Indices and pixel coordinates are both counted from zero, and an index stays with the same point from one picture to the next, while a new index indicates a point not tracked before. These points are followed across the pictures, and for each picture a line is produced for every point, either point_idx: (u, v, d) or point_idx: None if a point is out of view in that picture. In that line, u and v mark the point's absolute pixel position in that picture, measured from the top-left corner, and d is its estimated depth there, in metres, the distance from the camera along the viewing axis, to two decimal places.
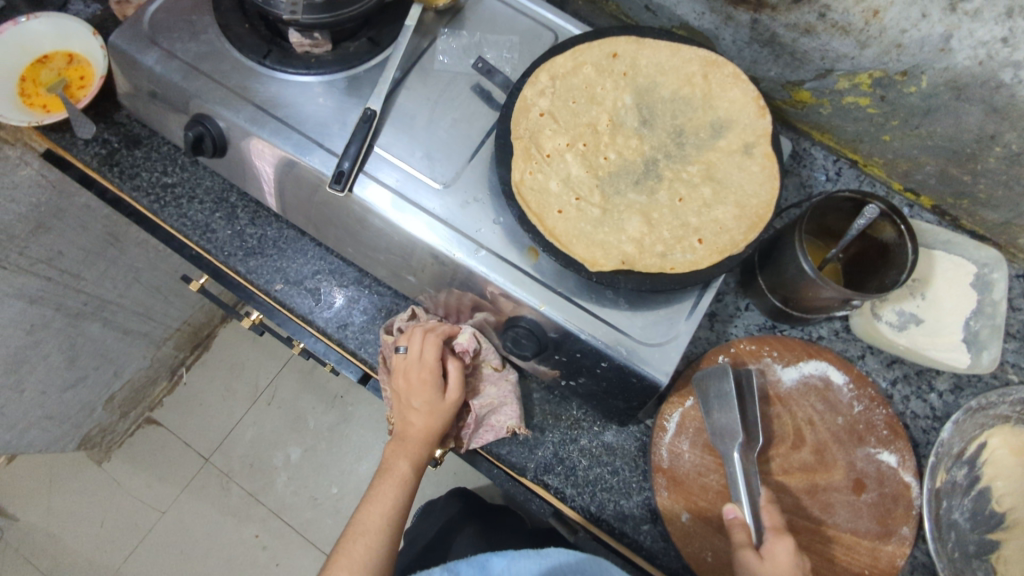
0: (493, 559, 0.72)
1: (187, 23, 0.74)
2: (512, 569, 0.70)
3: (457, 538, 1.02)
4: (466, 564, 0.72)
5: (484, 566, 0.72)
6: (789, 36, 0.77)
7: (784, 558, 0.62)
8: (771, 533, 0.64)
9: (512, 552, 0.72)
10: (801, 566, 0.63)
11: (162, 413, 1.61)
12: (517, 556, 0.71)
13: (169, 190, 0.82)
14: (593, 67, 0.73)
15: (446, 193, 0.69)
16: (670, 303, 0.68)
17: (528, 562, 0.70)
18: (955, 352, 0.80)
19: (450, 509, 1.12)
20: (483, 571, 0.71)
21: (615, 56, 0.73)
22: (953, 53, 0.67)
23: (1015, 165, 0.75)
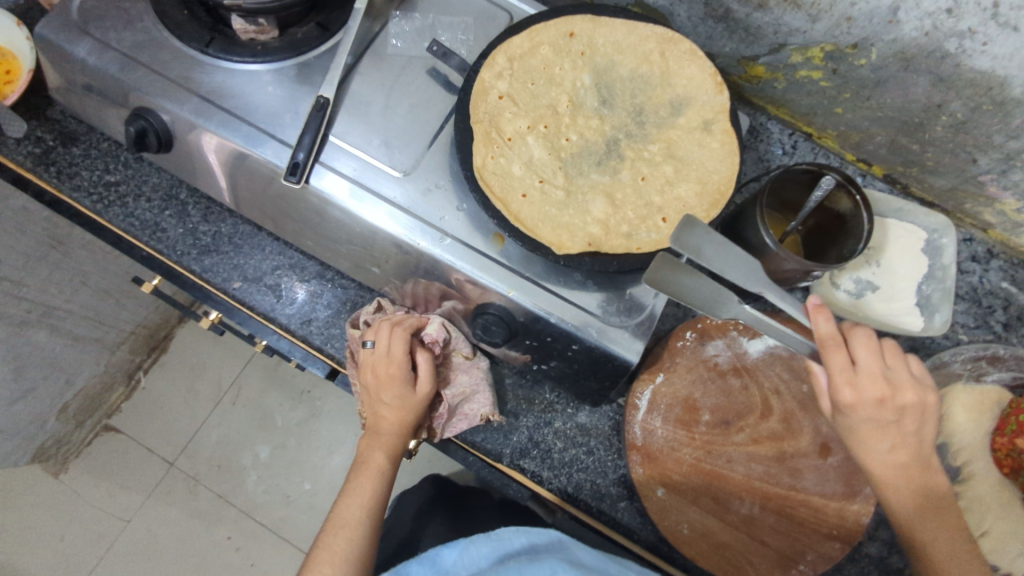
0: (444, 552, 0.71)
1: (121, 11, 0.70)
2: (466, 559, 0.69)
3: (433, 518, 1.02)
4: (416, 563, 0.71)
5: (436, 561, 0.71)
6: (742, 11, 0.77)
7: (858, 419, 0.63)
8: (835, 389, 0.62)
9: (464, 538, 0.72)
10: (886, 407, 0.62)
11: (121, 420, 1.55)
12: (468, 543, 0.71)
13: (112, 189, 0.78)
14: (550, 47, 0.71)
15: (406, 180, 0.68)
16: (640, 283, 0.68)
17: (483, 549, 0.70)
18: (910, 316, 0.83)
19: (423, 492, 1.12)
20: (436, 567, 0.70)
21: (573, 34, 0.72)
22: (901, 25, 0.68)
23: (961, 132, 0.77)
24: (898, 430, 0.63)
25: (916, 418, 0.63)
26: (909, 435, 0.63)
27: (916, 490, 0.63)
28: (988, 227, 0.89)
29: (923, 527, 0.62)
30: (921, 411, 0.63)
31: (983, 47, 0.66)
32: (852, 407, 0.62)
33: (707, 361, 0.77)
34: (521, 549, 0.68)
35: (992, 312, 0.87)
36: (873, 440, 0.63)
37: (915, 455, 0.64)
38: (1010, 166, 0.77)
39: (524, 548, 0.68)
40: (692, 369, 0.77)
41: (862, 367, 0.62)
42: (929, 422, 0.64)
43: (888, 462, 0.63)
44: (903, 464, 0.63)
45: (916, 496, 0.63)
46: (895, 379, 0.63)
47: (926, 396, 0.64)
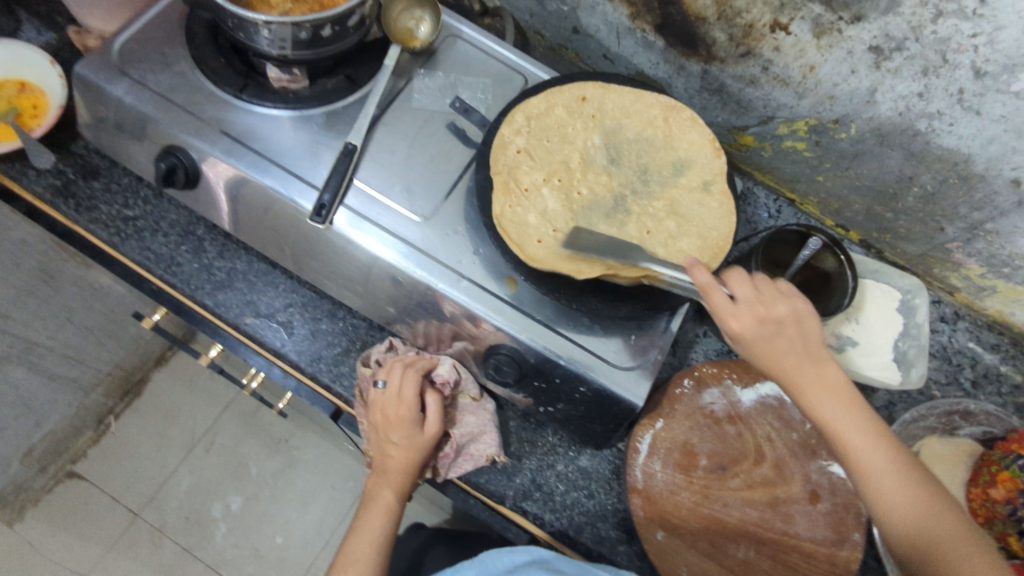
0: None
1: (160, 55, 0.73)
2: None
3: (427, 565, 0.97)
4: None
5: None
6: (735, 85, 0.85)
7: (751, 342, 0.60)
8: (720, 324, 0.60)
9: (454, 568, 0.75)
10: (770, 324, 0.60)
11: (85, 466, 1.48)
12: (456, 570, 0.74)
13: (130, 223, 0.79)
14: (564, 109, 0.77)
15: (426, 225, 0.71)
16: (643, 334, 0.72)
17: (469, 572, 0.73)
18: (889, 371, 0.88)
19: (420, 536, 1.07)
20: None
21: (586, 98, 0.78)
22: (878, 105, 0.76)
23: (930, 204, 0.85)
24: (787, 340, 0.60)
25: (798, 326, 0.61)
26: (806, 346, 0.61)
27: (830, 397, 0.60)
28: (955, 290, 0.96)
29: (853, 441, 0.59)
30: (798, 317, 0.61)
31: (950, 128, 0.74)
32: (741, 337, 0.60)
33: (703, 409, 0.80)
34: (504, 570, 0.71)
35: (962, 370, 0.94)
36: (774, 361, 0.60)
37: (813, 354, 0.61)
38: (974, 236, 0.85)
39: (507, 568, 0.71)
40: (690, 417, 0.80)
41: (739, 299, 0.60)
42: (812, 324, 0.61)
43: (796, 375, 0.60)
44: (814, 373, 0.60)
45: (845, 402, 0.60)
46: (766, 298, 0.61)
47: (798, 303, 0.62)
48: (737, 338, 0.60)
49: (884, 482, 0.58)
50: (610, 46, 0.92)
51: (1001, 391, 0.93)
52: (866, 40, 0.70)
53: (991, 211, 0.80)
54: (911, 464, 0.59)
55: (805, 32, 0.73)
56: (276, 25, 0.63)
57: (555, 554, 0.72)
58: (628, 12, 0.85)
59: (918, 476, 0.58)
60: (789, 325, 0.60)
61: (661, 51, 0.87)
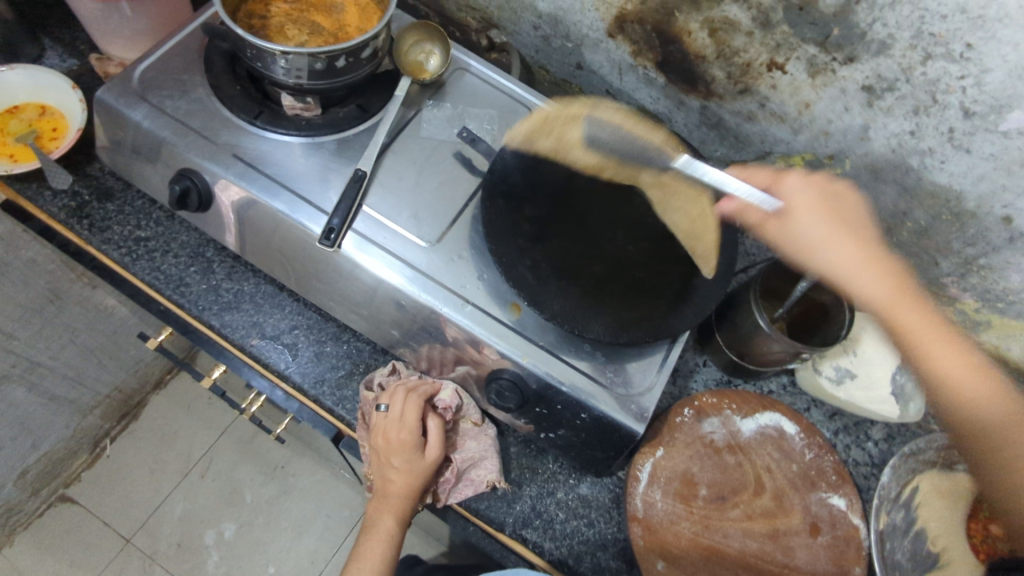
0: None
1: (179, 83, 0.76)
2: None
3: None
4: None
5: None
6: (733, 121, 0.88)
7: (816, 214, 0.73)
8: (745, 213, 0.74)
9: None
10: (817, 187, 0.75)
11: (78, 490, 1.47)
12: None
13: (142, 244, 0.80)
14: None
15: (432, 250, 0.73)
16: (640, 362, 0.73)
17: None
18: (887, 404, 0.89)
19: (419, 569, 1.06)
20: None
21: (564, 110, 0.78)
22: (871, 141, 0.79)
23: (924, 239, 0.87)
24: (854, 225, 0.74)
25: (855, 208, 0.76)
26: (859, 220, 0.75)
27: (883, 287, 0.72)
28: None
29: (918, 323, 0.71)
30: (853, 199, 0.76)
31: (941, 165, 0.76)
32: (792, 215, 0.74)
33: (703, 438, 0.81)
34: None
35: None
36: (833, 241, 0.73)
37: (856, 234, 0.74)
38: (968, 271, 0.87)
39: None
40: (690, 445, 0.80)
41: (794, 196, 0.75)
42: (858, 204, 0.77)
43: (851, 261, 0.73)
44: (867, 257, 0.73)
45: (902, 295, 0.72)
46: (828, 201, 0.75)
47: (841, 185, 0.77)
48: (786, 234, 0.74)
49: (958, 373, 0.70)
50: (613, 81, 0.95)
51: None
52: (859, 80, 0.73)
53: (984, 247, 0.82)
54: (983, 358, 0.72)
55: (800, 72, 0.76)
56: (293, 55, 0.66)
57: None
58: (630, 50, 0.88)
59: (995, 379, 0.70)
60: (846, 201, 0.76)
61: (662, 87, 0.91)
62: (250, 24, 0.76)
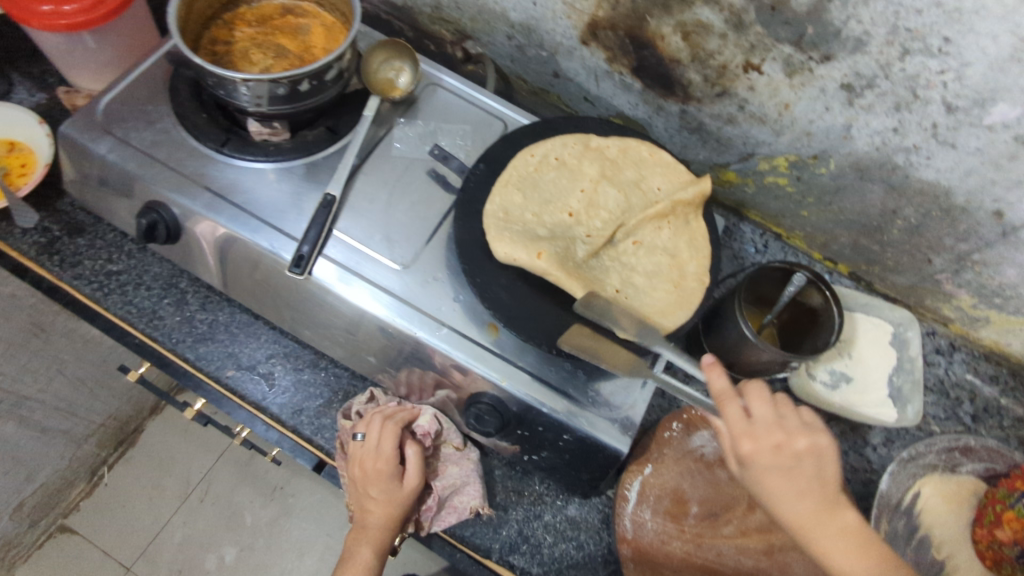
0: None
1: (143, 113, 0.75)
2: None
3: None
4: None
5: None
6: (714, 124, 0.86)
7: (758, 469, 0.55)
8: (734, 442, 0.57)
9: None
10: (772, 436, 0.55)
11: (77, 519, 1.43)
12: None
13: (113, 277, 0.80)
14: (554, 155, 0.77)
15: (406, 272, 0.71)
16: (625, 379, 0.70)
17: None
18: (883, 408, 0.87)
19: None
20: None
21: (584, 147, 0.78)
22: (854, 140, 0.77)
23: (915, 235, 0.84)
24: (803, 476, 0.55)
25: (819, 463, 0.56)
26: (820, 493, 0.54)
27: (839, 538, 0.53)
28: (949, 321, 0.95)
29: (845, 559, 0.52)
30: (820, 453, 0.56)
31: (927, 161, 0.74)
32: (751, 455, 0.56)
33: (694, 453, 0.78)
34: None
35: (960, 404, 0.92)
36: (779, 489, 0.54)
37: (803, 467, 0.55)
38: (962, 267, 0.84)
39: None
40: (680, 461, 0.78)
41: (757, 419, 0.57)
42: (832, 464, 0.56)
43: (799, 514, 0.54)
44: (815, 514, 0.54)
45: (840, 541, 0.53)
46: (788, 424, 0.57)
47: (821, 439, 0.57)
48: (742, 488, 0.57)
49: None
50: (590, 88, 0.93)
51: (1002, 425, 0.91)
52: (837, 78, 0.71)
53: (977, 242, 0.80)
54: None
55: (777, 72, 0.74)
56: (254, 83, 0.64)
57: None
58: (605, 57, 0.86)
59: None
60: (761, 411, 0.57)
61: (639, 92, 0.88)
62: (213, 51, 0.75)
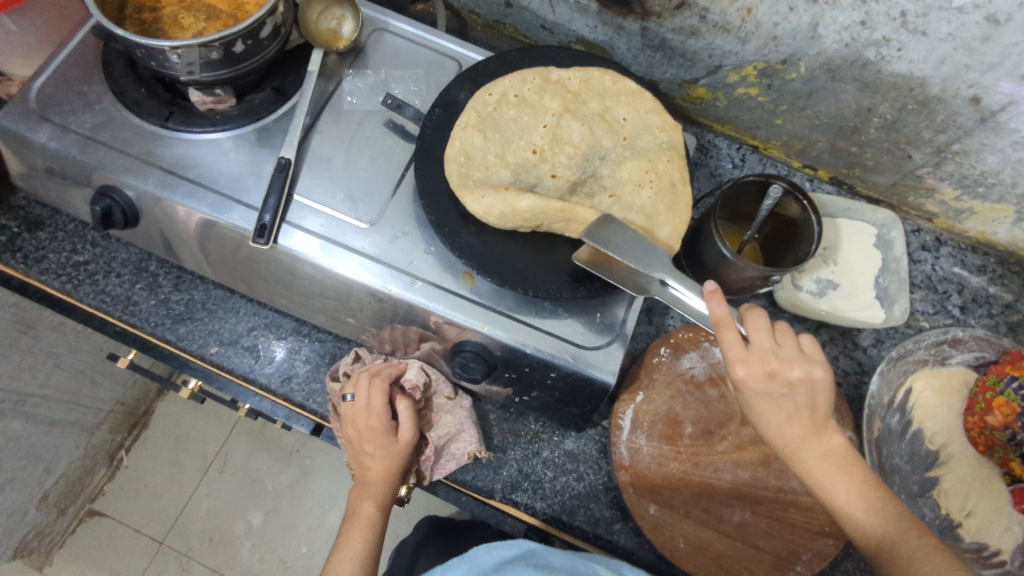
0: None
1: (79, 95, 0.72)
2: None
3: (420, 563, 1.01)
4: None
5: None
6: (677, 39, 0.82)
7: (751, 398, 0.59)
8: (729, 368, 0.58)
9: (441, 567, 0.77)
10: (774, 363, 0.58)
11: (105, 502, 1.43)
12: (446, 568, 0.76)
13: (82, 268, 0.81)
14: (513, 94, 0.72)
15: (373, 230, 0.70)
16: (637, 280, 0.63)
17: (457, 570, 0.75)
18: (871, 310, 0.87)
19: (420, 530, 1.10)
20: None
21: (545, 83, 0.72)
22: (822, 39, 0.73)
23: (893, 132, 0.82)
24: (791, 405, 0.59)
25: (809, 393, 0.59)
26: (811, 412, 0.59)
27: (824, 459, 0.59)
28: (933, 217, 0.94)
29: (827, 478, 0.59)
30: (813, 385, 0.58)
31: (898, 53, 0.70)
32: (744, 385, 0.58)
33: (683, 375, 0.79)
34: (492, 564, 0.73)
35: (949, 297, 0.92)
36: (771, 417, 0.59)
37: (802, 401, 0.59)
38: (942, 159, 0.82)
39: (497, 563, 0.73)
40: (671, 385, 0.79)
41: (753, 348, 0.58)
42: (824, 394, 0.59)
43: (790, 439, 0.59)
44: (801, 442, 0.59)
45: (821, 465, 0.59)
46: (783, 354, 0.58)
47: (816, 370, 0.59)
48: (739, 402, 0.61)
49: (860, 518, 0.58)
50: (546, 16, 0.89)
51: (992, 313, 0.91)
52: None
53: (956, 132, 0.77)
54: (917, 529, 0.57)
55: None
56: (184, 49, 0.61)
57: (544, 546, 0.74)
58: None
59: (877, 488, 0.59)
60: (762, 344, 0.58)
61: (596, 14, 0.84)
62: (140, 19, 0.71)
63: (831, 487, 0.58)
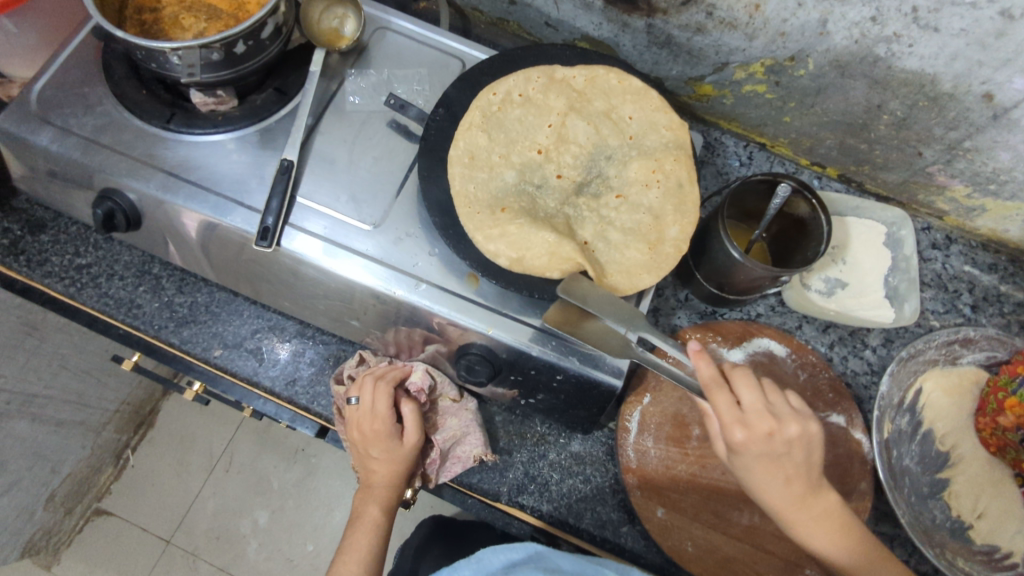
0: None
1: (80, 97, 0.71)
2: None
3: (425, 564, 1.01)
4: None
5: None
6: (683, 36, 0.81)
7: (750, 462, 0.61)
8: (726, 432, 0.61)
9: (449, 568, 0.79)
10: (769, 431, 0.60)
11: (112, 502, 1.44)
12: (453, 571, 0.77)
13: (85, 271, 0.81)
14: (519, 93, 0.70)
15: (376, 232, 0.69)
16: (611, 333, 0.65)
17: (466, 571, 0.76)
18: (881, 309, 0.86)
19: (423, 531, 1.10)
20: None
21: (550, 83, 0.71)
22: (832, 35, 0.72)
23: (903, 129, 0.81)
24: (789, 464, 0.61)
25: (806, 450, 0.62)
26: (805, 472, 0.62)
27: (817, 515, 0.63)
28: (944, 214, 0.92)
29: (819, 532, 0.62)
30: (808, 440, 0.62)
31: (910, 49, 0.69)
32: (743, 446, 0.60)
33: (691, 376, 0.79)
34: (499, 567, 0.74)
35: (959, 296, 0.91)
36: (768, 481, 0.61)
37: (802, 461, 0.61)
38: (953, 156, 0.81)
39: (503, 565, 0.74)
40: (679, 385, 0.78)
41: (748, 407, 0.61)
42: (817, 450, 0.63)
43: (786, 500, 0.62)
44: (797, 501, 0.62)
45: (805, 520, 0.62)
46: (779, 412, 0.61)
47: (809, 425, 0.63)
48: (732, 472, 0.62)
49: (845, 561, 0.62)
50: (550, 13, 0.88)
51: (1003, 312, 0.90)
52: None
53: (968, 128, 0.76)
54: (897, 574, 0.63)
55: None
56: (184, 51, 0.60)
57: (549, 549, 0.74)
58: None
59: (858, 536, 0.64)
60: (762, 412, 0.60)
61: (601, 11, 0.83)
62: (140, 21, 0.70)
63: (819, 541, 0.62)
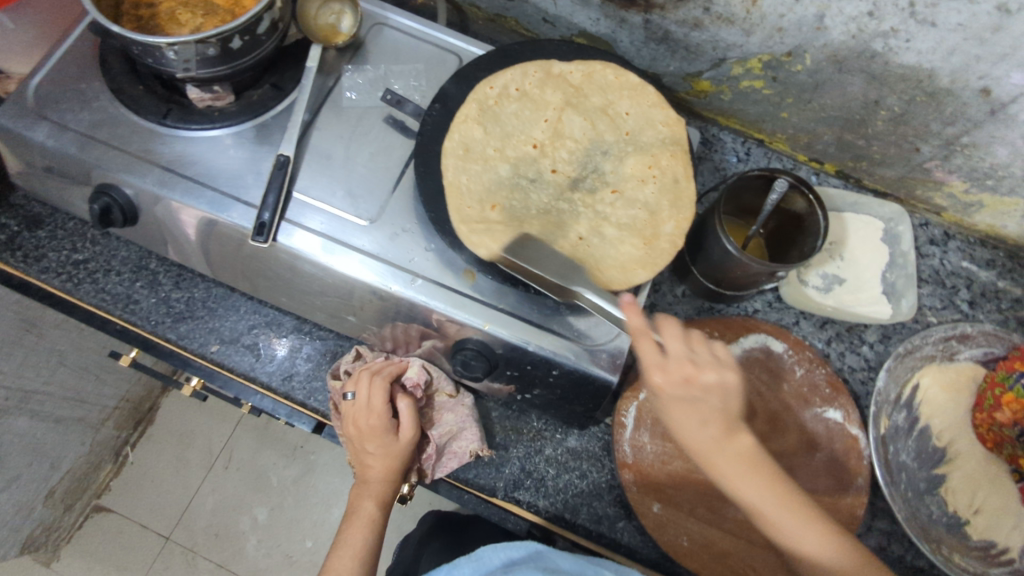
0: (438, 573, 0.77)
1: (76, 93, 0.71)
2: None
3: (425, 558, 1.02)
4: None
5: None
6: (680, 31, 0.81)
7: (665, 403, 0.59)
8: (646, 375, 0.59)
9: (447, 564, 0.79)
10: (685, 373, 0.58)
11: (112, 498, 1.44)
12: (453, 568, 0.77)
13: (81, 266, 0.81)
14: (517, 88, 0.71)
15: (373, 227, 0.69)
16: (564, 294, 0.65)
17: (465, 568, 0.76)
18: (878, 305, 0.86)
19: (426, 522, 1.10)
20: None
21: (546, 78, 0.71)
22: (829, 30, 0.72)
23: (901, 125, 0.81)
24: (706, 408, 0.58)
25: (723, 398, 0.59)
26: (724, 419, 0.59)
27: (736, 462, 0.60)
28: (942, 210, 0.92)
29: (741, 481, 0.59)
30: (725, 390, 0.58)
31: (907, 44, 0.69)
32: (661, 389, 0.58)
33: None
34: (499, 565, 0.74)
35: (957, 292, 0.91)
36: (685, 423, 0.58)
37: (722, 408, 0.59)
38: (951, 152, 0.81)
39: (503, 564, 0.74)
40: None
41: (670, 354, 0.58)
42: (736, 399, 0.59)
43: (705, 444, 0.59)
44: (717, 447, 0.59)
45: (745, 470, 0.60)
46: (698, 359, 0.59)
47: (730, 373, 0.59)
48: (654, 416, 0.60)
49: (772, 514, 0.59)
50: (548, 9, 0.88)
51: (1000, 308, 0.90)
52: None
53: (965, 124, 0.76)
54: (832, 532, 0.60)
55: None
56: (180, 45, 0.60)
57: (550, 549, 0.74)
58: None
59: (785, 489, 0.60)
60: (679, 354, 0.58)
61: (598, 6, 0.83)
62: (137, 16, 0.70)
63: (742, 489, 0.59)
